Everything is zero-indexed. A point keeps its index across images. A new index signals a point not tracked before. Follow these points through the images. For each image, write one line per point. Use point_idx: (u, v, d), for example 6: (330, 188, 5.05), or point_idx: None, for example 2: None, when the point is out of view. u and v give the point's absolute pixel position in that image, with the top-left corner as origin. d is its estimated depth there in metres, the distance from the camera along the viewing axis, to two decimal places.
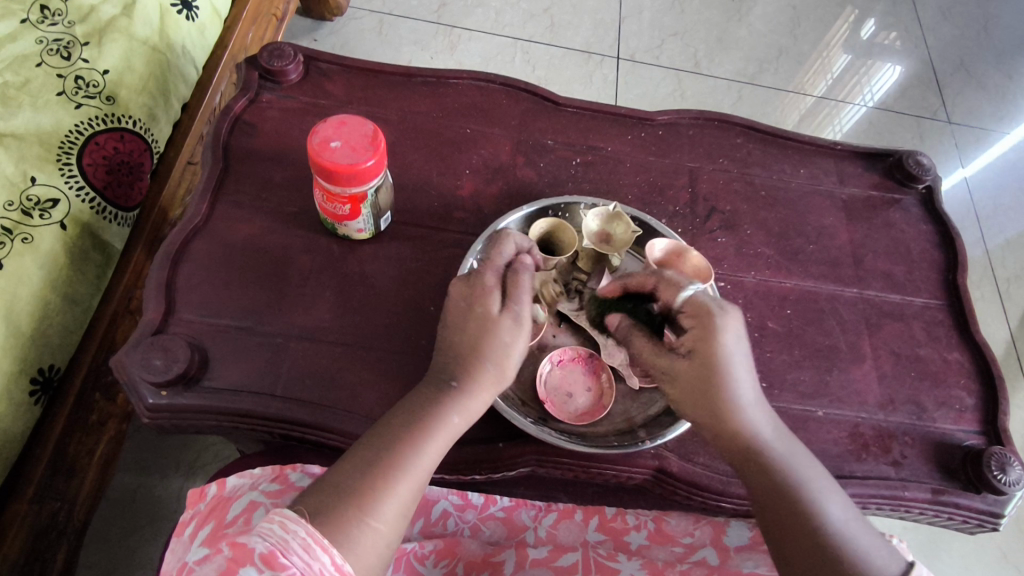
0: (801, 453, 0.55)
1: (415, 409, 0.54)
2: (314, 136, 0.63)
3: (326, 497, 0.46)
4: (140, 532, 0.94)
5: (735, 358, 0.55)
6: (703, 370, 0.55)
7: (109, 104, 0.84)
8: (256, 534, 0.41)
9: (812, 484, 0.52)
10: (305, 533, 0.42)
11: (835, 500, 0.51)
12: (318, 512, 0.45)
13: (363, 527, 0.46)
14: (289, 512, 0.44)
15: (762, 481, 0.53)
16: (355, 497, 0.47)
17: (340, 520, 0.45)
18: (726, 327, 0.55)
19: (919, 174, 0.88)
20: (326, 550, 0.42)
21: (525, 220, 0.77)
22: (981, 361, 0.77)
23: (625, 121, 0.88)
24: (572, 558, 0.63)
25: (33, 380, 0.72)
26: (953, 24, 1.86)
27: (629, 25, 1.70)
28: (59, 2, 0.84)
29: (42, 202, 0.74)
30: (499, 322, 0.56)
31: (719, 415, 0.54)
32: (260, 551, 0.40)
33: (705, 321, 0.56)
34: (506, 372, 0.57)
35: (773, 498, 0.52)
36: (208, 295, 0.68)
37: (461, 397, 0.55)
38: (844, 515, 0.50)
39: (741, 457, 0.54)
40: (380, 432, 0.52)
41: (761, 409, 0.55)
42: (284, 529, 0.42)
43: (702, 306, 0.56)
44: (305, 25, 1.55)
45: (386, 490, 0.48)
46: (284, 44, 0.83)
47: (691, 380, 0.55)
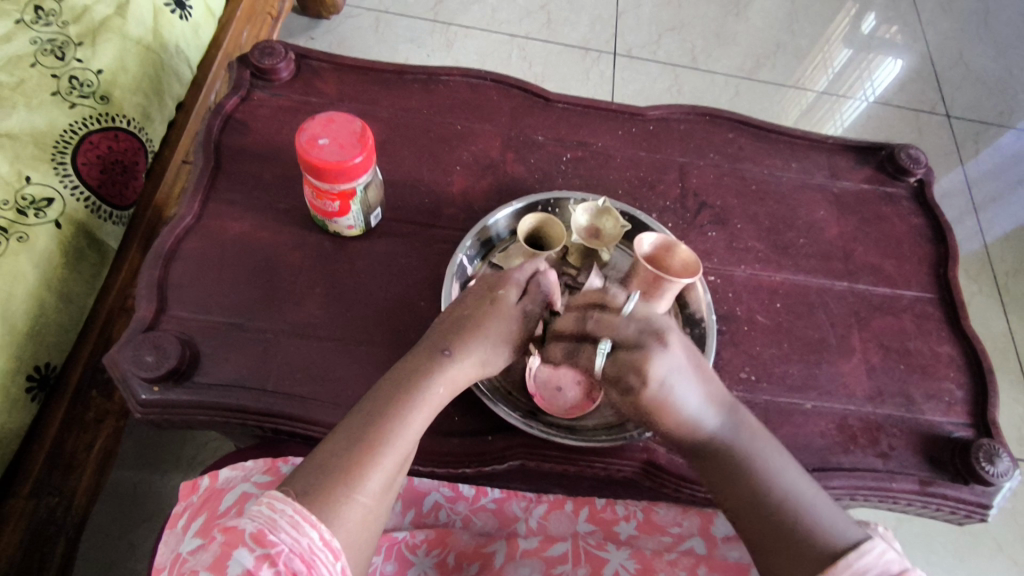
0: (758, 431, 0.56)
1: (405, 378, 0.54)
2: (302, 134, 0.63)
3: (314, 475, 0.47)
4: (141, 527, 0.95)
5: (670, 385, 0.53)
6: (642, 409, 0.54)
7: (103, 103, 0.85)
8: (246, 517, 0.44)
9: (770, 462, 0.54)
10: (292, 511, 0.44)
11: (794, 474, 0.54)
12: (305, 490, 0.46)
13: (351, 502, 0.47)
14: (276, 492, 0.45)
15: (716, 471, 0.55)
16: (343, 473, 0.47)
17: (329, 497, 0.46)
18: (655, 369, 0.51)
19: (910, 168, 0.89)
20: (315, 526, 0.44)
21: (514, 216, 0.77)
22: (971, 353, 0.77)
23: (616, 117, 0.89)
24: (563, 547, 0.64)
25: (29, 377, 0.73)
26: (952, 17, 1.85)
27: (626, 21, 1.70)
28: (53, 3, 0.85)
29: (37, 201, 0.75)
30: (509, 314, 0.58)
31: (668, 425, 0.56)
32: (250, 531, 0.42)
33: (630, 371, 0.52)
34: (501, 352, 0.59)
35: (731, 487, 0.54)
36: (200, 292, 0.69)
37: (451, 369, 0.55)
38: (801, 489, 0.52)
39: (699, 452, 0.57)
40: (369, 403, 0.52)
41: (708, 407, 0.55)
42: (271, 508, 0.44)
43: (624, 361, 0.53)
44: (302, 23, 1.55)
45: (373, 463, 0.49)
46: (275, 43, 0.84)
47: (634, 411, 0.56)
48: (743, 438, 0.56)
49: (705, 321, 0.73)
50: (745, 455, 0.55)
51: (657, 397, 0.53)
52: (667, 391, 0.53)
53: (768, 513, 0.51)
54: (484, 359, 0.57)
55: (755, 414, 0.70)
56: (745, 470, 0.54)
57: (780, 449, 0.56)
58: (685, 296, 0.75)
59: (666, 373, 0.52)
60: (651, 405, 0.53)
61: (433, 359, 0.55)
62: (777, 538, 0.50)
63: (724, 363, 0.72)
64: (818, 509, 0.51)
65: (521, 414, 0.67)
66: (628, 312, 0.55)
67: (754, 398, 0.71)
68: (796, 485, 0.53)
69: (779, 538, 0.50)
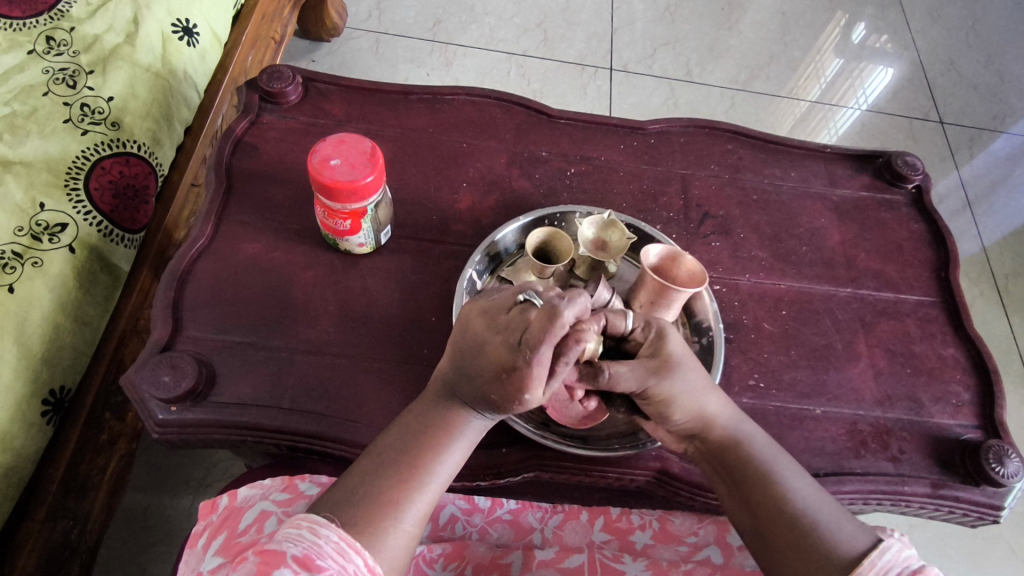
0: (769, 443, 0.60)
1: (437, 419, 0.54)
2: (314, 155, 0.65)
3: (354, 503, 0.49)
4: (154, 549, 0.95)
5: (686, 353, 0.60)
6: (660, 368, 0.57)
7: (114, 129, 0.87)
8: (286, 542, 0.44)
9: (779, 466, 0.58)
10: (337, 538, 0.45)
11: (799, 478, 0.57)
12: (348, 517, 0.48)
13: (398, 530, 0.49)
14: (318, 518, 0.46)
15: (733, 472, 0.59)
16: (389, 505, 0.49)
17: (375, 526, 0.48)
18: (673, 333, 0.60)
19: (908, 174, 0.90)
20: (360, 553, 0.45)
21: (522, 230, 0.79)
22: (976, 355, 0.78)
23: (617, 131, 0.90)
24: (580, 558, 0.64)
25: (45, 401, 0.74)
26: (941, 25, 1.88)
27: (622, 37, 1.73)
28: (64, 33, 0.88)
29: (51, 226, 0.76)
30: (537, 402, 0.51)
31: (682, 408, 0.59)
32: (296, 554, 0.43)
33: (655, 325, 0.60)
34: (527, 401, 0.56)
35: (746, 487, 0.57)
36: (214, 312, 0.70)
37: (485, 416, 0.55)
38: (811, 489, 0.56)
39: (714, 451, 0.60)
40: (407, 439, 0.53)
41: (720, 403, 0.61)
42: (316, 533, 0.45)
43: (653, 324, 0.60)
44: (303, 46, 1.58)
45: (417, 497, 0.51)
46: (283, 67, 0.86)
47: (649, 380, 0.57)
48: (755, 441, 0.60)
49: (713, 329, 0.74)
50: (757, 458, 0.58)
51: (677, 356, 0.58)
52: (682, 359, 0.58)
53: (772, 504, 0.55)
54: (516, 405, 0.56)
55: (766, 421, 0.70)
56: (760, 476, 0.57)
57: (788, 458, 0.60)
58: (691, 306, 0.76)
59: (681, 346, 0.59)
60: (669, 361, 0.58)
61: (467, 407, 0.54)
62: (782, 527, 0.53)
63: (733, 371, 0.73)
64: (825, 509, 0.54)
65: (534, 425, 0.67)
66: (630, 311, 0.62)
67: (763, 405, 0.72)
68: (802, 485, 0.56)
69: (786, 528, 0.53)
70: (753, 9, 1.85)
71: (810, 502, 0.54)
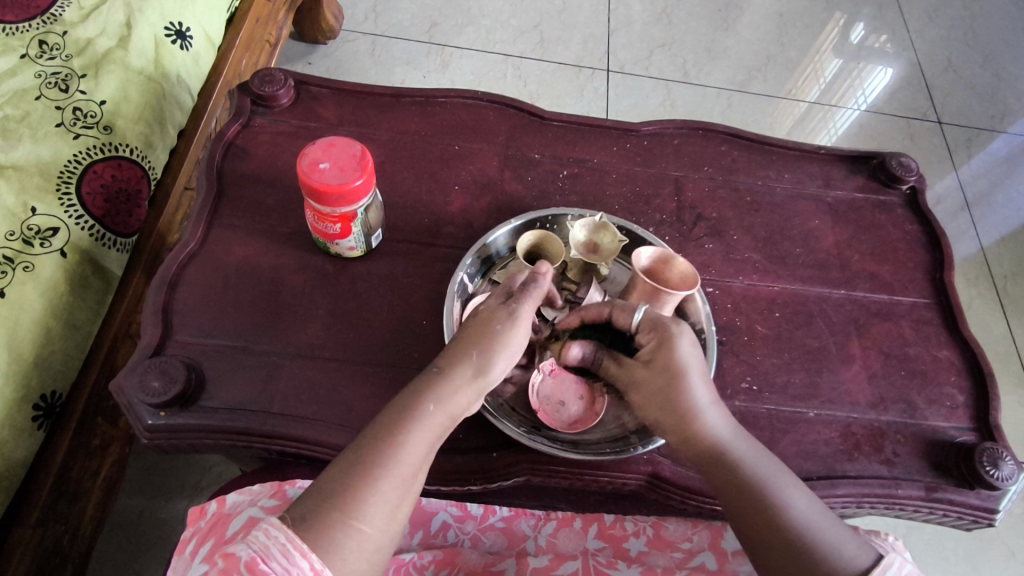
0: (765, 455, 0.58)
1: (401, 415, 0.54)
2: (303, 159, 0.64)
3: (311, 504, 0.48)
4: (148, 553, 0.95)
5: (694, 358, 0.60)
6: (665, 372, 0.59)
7: (106, 133, 0.87)
8: (243, 543, 0.43)
9: (777, 482, 0.55)
10: (285, 539, 0.44)
11: (799, 494, 0.54)
12: (301, 517, 0.47)
13: (346, 529, 0.47)
14: (272, 519, 0.45)
15: (726, 483, 0.56)
16: (337, 501, 0.48)
17: (325, 523, 0.46)
18: (683, 332, 0.61)
19: (902, 175, 0.90)
20: (306, 556, 0.44)
21: (514, 233, 0.79)
22: (971, 357, 0.78)
23: (610, 133, 0.90)
24: (573, 565, 0.63)
25: (35, 406, 0.73)
26: (938, 25, 1.88)
27: (618, 38, 1.73)
28: (57, 37, 0.87)
29: (42, 230, 0.76)
30: (496, 317, 0.60)
31: (680, 415, 0.59)
32: (244, 558, 0.42)
33: (662, 327, 0.61)
34: (490, 361, 0.59)
35: (739, 500, 0.55)
36: (205, 316, 0.70)
37: (445, 386, 0.56)
38: (809, 507, 0.53)
39: (709, 467, 0.58)
40: (367, 436, 0.53)
41: (718, 412, 0.59)
42: (267, 536, 0.44)
43: (658, 321, 0.62)
44: (299, 49, 1.58)
45: (368, 488, 0.49)
46: (274, 70, 0.85)
47: (654, 385, 0.60)
48: (752, 459, 0.57)
49: (705, 331, 0.73)
50: (756, 476, 0.55)
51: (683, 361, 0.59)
52: (689, 364, 0.59)
53: (766, 519, 0.52)
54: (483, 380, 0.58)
55: (759, 424, 0.70)
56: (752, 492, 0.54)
57: (788, 471, 0.56)
58: (684, 308, 0.75)
59: (690, 347, 0.60)
60: (675, 367, 0.59)
61: (427, 378, 0.57)
62: (775, 542, 0.51)
63: (726, 374, 0.73)
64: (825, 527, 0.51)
65: (526, 430, 0.67)
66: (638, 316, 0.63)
67: (757, 408, 0.71)
68: (802, 500, 0.53)
69: (783, 545, 0.51)
70: (750, 9, 1.85)
71: (811, 518, 0.52)
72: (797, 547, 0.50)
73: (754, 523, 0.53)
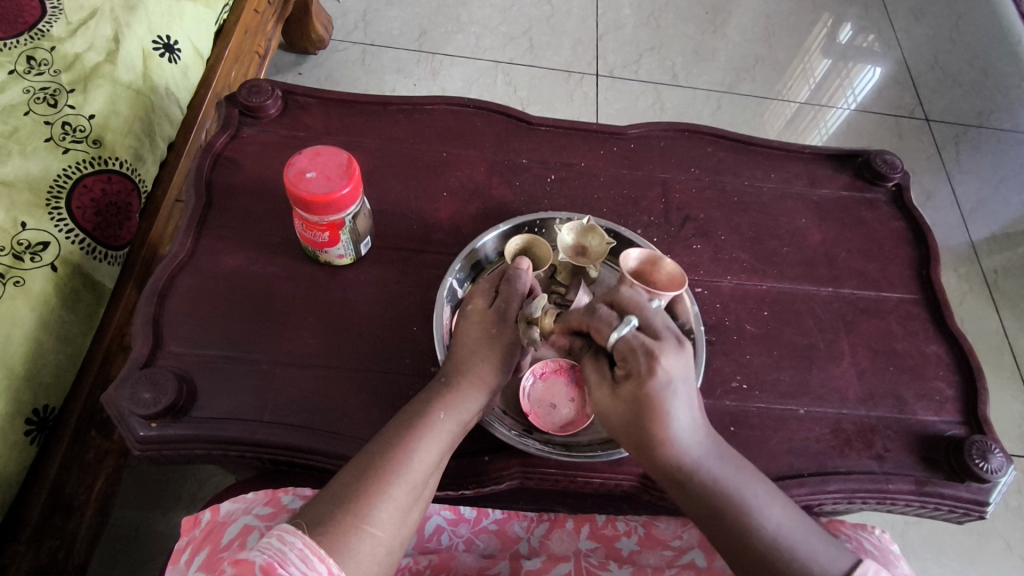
0: (750, 480, 0.54)
1: (411, 423, 0.56)
2: (290, 168, 0.65)
3: (324, 508, 0.49)
4: (146, 566, 0.94)
5: (676, 387, 0.52)
6: (638, 403, 0.52)
7: (96, 147, 0.87)
8: (254, 551, 0.43)
9: (754, 499, 0.53)
10: (302, 544, 0.45)
11: (771, 501, 0.54)
12: (315, 522, 0.48)
13: (361, 530, 0.48)
14: (286, 526, 0.46)
15: (695, 504, 0.54)
16: (352, 504, 0.49)
17: (340, 526, 0.48)
18: (667, 359, 0.52)
19: (887, 173, 0.91)
20: (323, 560, 0.45)
21: (502, 238, 0.79)
22: (959, 351, 0.78)
23: (596, 136, 0.91)
24: (566, 567, 0.63)
25: (27, 421, 0.73)
26: (925, 24, 1.90)
27: (607, 42, 1.74)
28: (45, 52, 0.88)
29: (32, 245, 0.77)
30: (484, 318, 0.63)
31: (653, 443, 0.53)
32: (260, 562, 0.42)
33: (642, 354, 0.52)
34: (492, 372, 0.62)
35: (715, 522, 0.53)
36: (196, 327, 0.70)
37: (451, 398, 0.59)
38: (791, 526, 0.52)
39: (679, 485, 0.54)
40: (378, 442, 0.55)
41: (696, 431, 0.54)
42: (282, 541, 0.44)
43: (636, 345, 0.52)
44: (289, 59, 1.58)
45: (383, 494, 0.51)
46: (261, 81, 0.86)
47: (625, 413, 0.54)
48: (727, 470, 0.54)
49: (694, 332, 0.74)
50: (730, 491, 0.53)
51: (659, 395, 0.52)
52: (667, 395, 0.52)
53: (742, 536, 0.51)
54: (484, 388, 0.61)
55: (749, 422, 0.70)
56: (734, 514, 0.52)
57: (756, 475, 0.55)
58: (673, 309, 0.75)
59: (673, 375, 0.52)
60: (650, 401, 0.52)
61: (434, 392, 0.59)
62: (755, 559, 0.50)
63: (716, 374, 0.73)
64: (799, 534, 0.52)
65: (517, 434, 0.67)
66: (630, 327, 0.53)
67: (747, 406, 0.72)
68: (772, 505, 0.53)
69: (751, 555, 0.51)
70: (738, 12, 1.87)
71: (788, 533, 0.52)
72: (774, 564, 0.50)
73: (731, 540, 0.52)
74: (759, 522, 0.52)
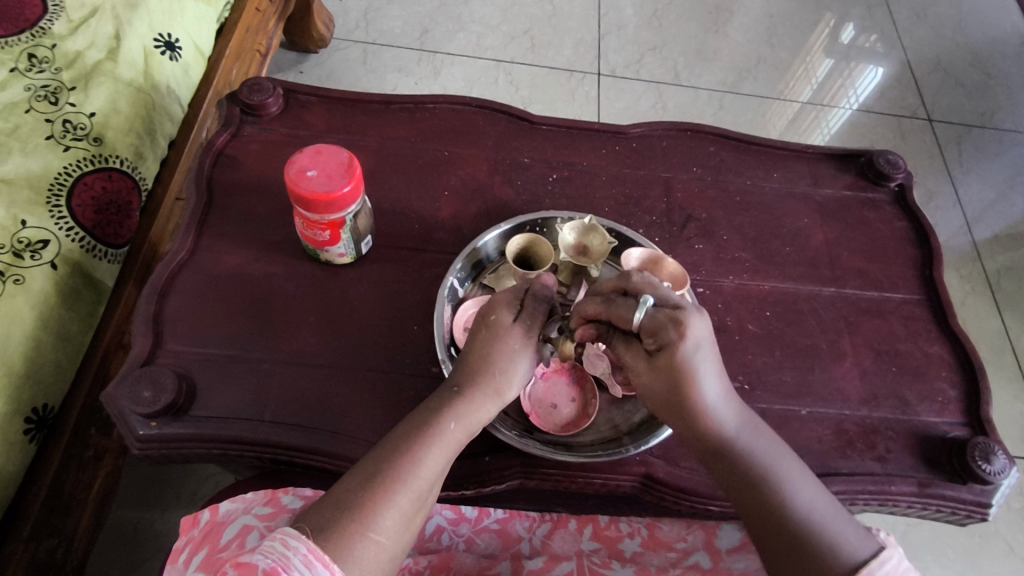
0: (787, 459, 0.55)
1: (420, 428, 0.55)
2: (290, 167, 0.64)
3: (329, 512, 0.49)
4: (145, 565, 0.94)
5: (702, 350, 0.53)
6: (673, 371, 0.54)
7: (96, 145, 0.87)
8: (258, 554, 0.44)
9: (788, 474, 0.54)
10: (306, 550, 0.45)
11: (805, 481, 0.54)
12: (320, 527, 0.48)
13: (364, 538, 0.48)
14: (290, 530, 0.47)
15: (729, 474, 0.55)
16: (355, 512, 0.49)
17: (344, 533, 0.48)
18: (694, 324, 0.53)
19: (890, 173, 0.90)
20: (328, 567, 0.45)
21: (503, 237, 0.79)
22: (962, 352, 0.78)
23: (598, 135, 0.90)
24: (568, 567, 0.64)
25: (26, 419, 0.73)
26: (928, 23, 1.89)
27: (609, 42, 1.74)
28: (45, 50, 0.88)
29: (33, 243, 0.77)
30: (509, 333, 0.59)
31: (691, 411, 0.55)
32: (264, 566, 0.43)
33: (670, 321, 0.53)
34: (508, 384, 0.59)
35: (749, 493, 0.53)
36: (196, 326, 0.70)
37: (462, 406, 0.58)
38: (823, 506, 0.52)
39: (715, 457, 0.56)
40: (385, 446, 0.54)
41: (729, 403, 0.56)
42: (286, 545, 0.45)
43: (665, 313, 0.53)
44: (291, 58, 1.58)
45: (387, 502, 0.50)
46: (262, 79, 0.86)
47: (663, 383, 0.55)
48: (760, 444, 0.56)
49: None
50: (764, 463, 0.54)
51: (689, 360, 0.53)
52: (696, 360, 0.53)
53: (773, 508, 0.52)
54: (495, 397, 0.59)
55: None
56: (766, 486, 0.53)
57: (788, 453, 0.56)
58: None
59: (700, 336, 0.53)
60: (683, 365, 0.53)
61: (445, 398, 0.58)
62: (785, 533, 0.50)
63: None
64: (828, 512, 0.51)
65: (518, 434, 0.67)
66: (648, 302, 0.54)
67: (749, 406, 0.71)
68: (803, 479, 0.54)
69: (782, 528, 0.51)
70: (741, 11, 1.86)
71: (819, 511, 0.51)
72: (803, 536, 0.50)
73: (759, 513, 0.52)
74: (790, 498, 0.52)
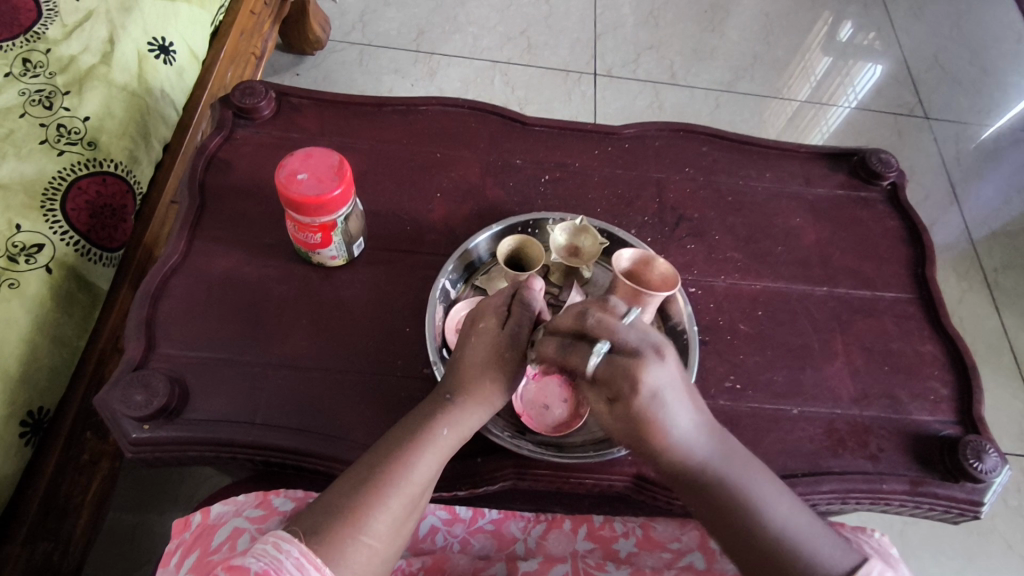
0: (762, 481, 0.54)
1: (412, 433, 0.56)
2: (281, 170, 0.65)
3: (321, 515, 0.49)
4: (143, 567, 0.95)
5: (665, 394, 0.50)
6: (632, 419, 0.51)
7: (91, 149, 0.87)
8: (250, 556, 0.45)
9: (762, 496, 0.53)
10: (298, 554, 0.45)
11: (781, 503, 0.53)
12: (313, 530, 0.48)
13: (356, 540, 0.48)
14: (283, 534, 0.47)
15: (703, 503, 0.54)
16: (348, 515, 0.49)
17: (335, 536, 0.48)
18: (651, 372, 0.49)
19: (883, 172, 0.90)
20: (318, 568, 0.46)
21: (495, 238, 0.79)
22: (954, 351, 0.78)
23: (591, 136, 0.91)
24: (562, 568, 0.63)
25: (22, 422, 0.73)
26: (925, 21, 1.89)
27: (605, 42, 1.74)
28: (40, 55, 0.88)
29: (27, 247, 0.77)
30: (498, 339, 0.58)
31: (655, 451, 0.52)
32: (255, 570, 0.44)
33: (624, 376, 0.49)
34: (498, 391, 0.58)
35: (726, 521, 0.53)
36: (189, 329, 0.70)
37: (454, 411, 0.57)
38: (799, 528, 0.52)
39: (686, 486, 0.54)
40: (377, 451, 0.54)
41: (702, 433, 0.53)
42: (278, 549, 0.45)
43: (619, 364, 0.49)
44: (287, 60, 1.59)
45: (379, 505, 0.51)
46: (255, 83, 0.86)
47: (623, 426, 0.52)
48: (734, 471, 0.54)
49: (687, 331, 0.74)
50: (738, 492, 0.53)
51: (651, 405, 0.50)
52: (659, 404, 0.49)
53: (750, 538, 0.52)
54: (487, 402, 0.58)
55: (743, 422, 0.70)
56: (742, 516, 0.52)
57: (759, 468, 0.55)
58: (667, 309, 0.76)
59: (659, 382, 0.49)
60: (643, 415, 0.50)
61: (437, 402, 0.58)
62: (762, 561, 0.51)
63: (709, 374, 0.73)
64: (807, 529, 0.52)
65: (512, 434, 0.68)
66: (603, 347, 0.50)
67: (740, 406, 0.71)
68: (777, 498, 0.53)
69: (761, 557, 0.51)
70: (737, 10, 1.86)
71: (795, 534, 0.51)
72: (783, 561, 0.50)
73: (733, 538, 0.52)
74: (767, 527, 0.52)
